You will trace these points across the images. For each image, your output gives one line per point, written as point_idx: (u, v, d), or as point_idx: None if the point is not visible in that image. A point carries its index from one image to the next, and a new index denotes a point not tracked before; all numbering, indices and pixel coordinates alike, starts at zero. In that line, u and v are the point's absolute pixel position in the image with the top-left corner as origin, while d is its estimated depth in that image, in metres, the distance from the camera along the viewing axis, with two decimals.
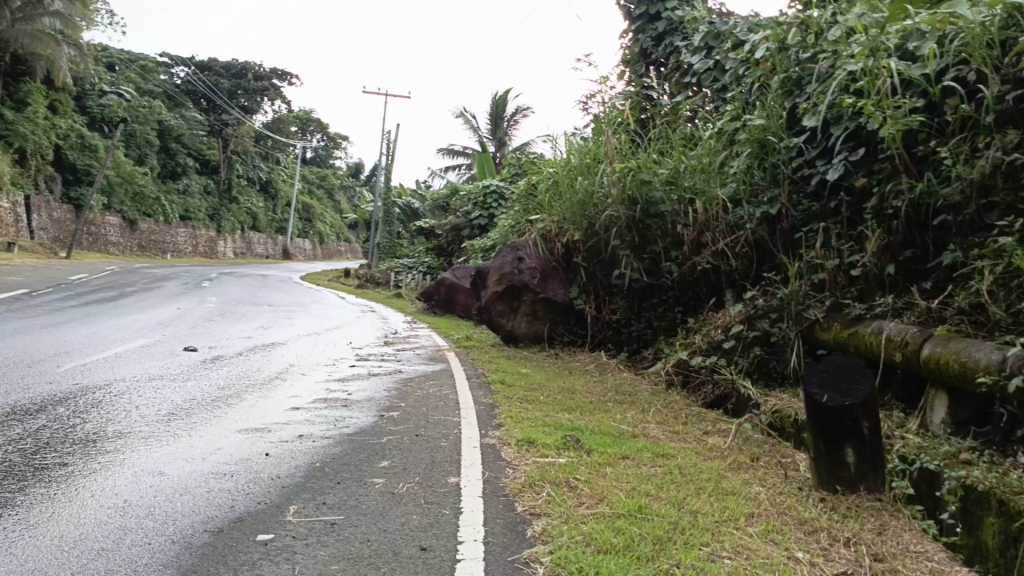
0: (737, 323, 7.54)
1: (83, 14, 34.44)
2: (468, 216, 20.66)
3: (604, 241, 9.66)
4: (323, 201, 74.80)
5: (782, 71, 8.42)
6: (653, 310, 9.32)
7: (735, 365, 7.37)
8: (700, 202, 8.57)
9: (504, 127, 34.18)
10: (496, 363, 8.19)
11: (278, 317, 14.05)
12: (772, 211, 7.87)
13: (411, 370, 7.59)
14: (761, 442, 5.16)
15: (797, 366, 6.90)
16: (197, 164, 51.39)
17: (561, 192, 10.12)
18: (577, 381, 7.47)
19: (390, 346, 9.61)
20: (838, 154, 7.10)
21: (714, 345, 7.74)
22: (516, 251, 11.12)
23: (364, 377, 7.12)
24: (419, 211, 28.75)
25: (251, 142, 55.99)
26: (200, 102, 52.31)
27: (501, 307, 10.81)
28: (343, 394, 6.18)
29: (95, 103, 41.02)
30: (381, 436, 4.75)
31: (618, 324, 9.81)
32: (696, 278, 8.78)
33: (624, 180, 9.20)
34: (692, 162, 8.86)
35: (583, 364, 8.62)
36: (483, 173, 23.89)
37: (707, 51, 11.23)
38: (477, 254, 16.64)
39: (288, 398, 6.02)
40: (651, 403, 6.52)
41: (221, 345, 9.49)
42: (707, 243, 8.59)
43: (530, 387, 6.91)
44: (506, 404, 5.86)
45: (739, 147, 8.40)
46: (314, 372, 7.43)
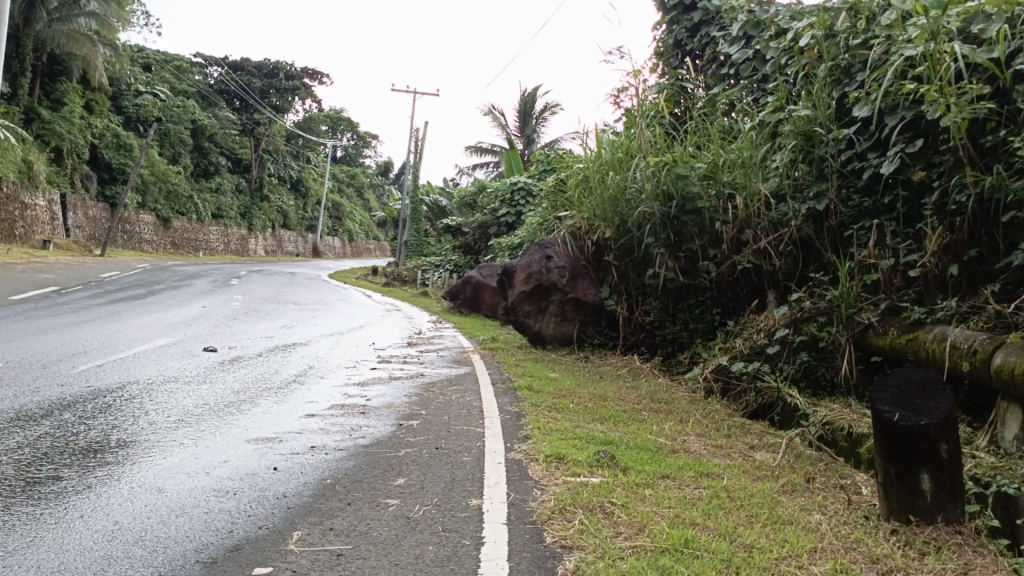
0: (781, 327, 7.06)
1: (121, 16, 34.63)
2: (496, 214, 20.28)
3: (637, 239, 9.20)
4: (352, 200, 75.01)
5: (830, 59, 7.93)
6: (689, 312, 8.86)
7: (780, 372, 6.90)
8: (741, 198, 8.11)
9: (533, 124, 33.77)
10: (525, 366, 7.79)
11: (301, 316, 13.77)
12: (818, 208, 7.40)
13: (434, 374, 7.22)
14: (813, 459, 4.70)
15: (848, 374, 6.41)
16: (229, 162, 51.69)
17: (592, 187, 9.70)
18: (609, 388, 7.04)
19: (414, 347, 9.27)
20: (894, 146, 6.61)
21: (756, 350, 7.26)
22: (544, 249, 10.67)
23: (384, 381, 6.78)
24: (447, 209, 28.46)
25: (281, 141, 56.23)
26: (231, 101, 52.59)
27: (529, 308, 10.40)
28: (361, 399, 5.83)
29: (128, 103, 41.35)
30: (399, 449, 4.39)
31: (652, 326, 9.36)
32: (736, 278, 8.30)
33: (659, 174, 8.71)
34: (731, 156, 8.40)
35: (615, 368, 8.18)
36: (511, 171, 23.51)
37: (745, 41, 10.73)
38: (504, 252, 16.27)
39: (303, 404, 5.69)
40: (690, 414, 6.07)
41: (241, 345, 9.21)
42: (747, 242, 8.12)
43: (560, 393, 6.51)
44: (534, 413, 5.46)
45: (784, 140, 7.92)
46: (333, 375, 7.10)
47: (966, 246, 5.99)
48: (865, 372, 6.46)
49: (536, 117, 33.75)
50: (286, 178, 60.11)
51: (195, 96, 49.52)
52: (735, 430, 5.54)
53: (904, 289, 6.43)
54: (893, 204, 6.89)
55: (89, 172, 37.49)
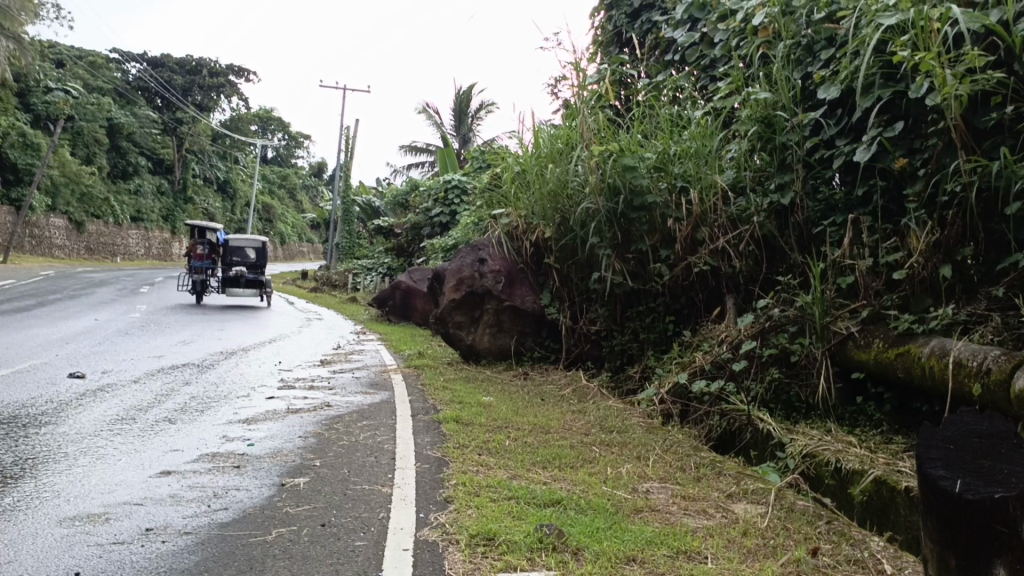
0: (746, 338, 6.11)
1: (27, 10, 31.91)
2: (428, 214, 19.06)
3: (580, 239, 8.12)
4: (283, 202, 72.48)
5: (790, 36, 7.09)
6: (639, 320, 7.82)
7: (748, 392, 5.94)
8: (696, 190, 7.19)
9: (468, 123, 32.64)
10: (455, 389, 6.67)
11: (207, 329, 12.29)
12: (784, 202, 6.56)
13: (343, 402, 6.04)
14: (811, 517, 3.72)
15: (827, 395, 5.55)
16: (149, 163, 48.89)
17: (529, 181, 8.64)
18: (551, 415, 6.00)
19: (326, 367, 8.07)
20: (872, 129, 5.79)
21: (715, 365, 6.29)
22: (477, 251, 9.45)
23: (279, 416, 5.56)
24: (379, 209, 27.05)
25: (206, 140, 53.64)
26: (151, 100, 49.84)
27: (459, 318, 9.15)
28: (242, 446, 4.63)
29: (36, 101, 38.49)
30: (272, 530, 3.25)
31: (598, 337, 8.28)
32: (690, 282, 7.34)
33: (604, 166, 7.70)
34: (683, 144, 7.48)
35: (558, 388, 7.14)
36: (445, 170, 22.35)
37: (691, 24, 9.83)
38: (437, 255, 15.09)
39: (164, 454, 4.47)
40: (648, 448, 5.08)
41: (119, 369, 7.81)
42: (704, 241, 7.20)
43: (494, 426, 5.42)
44: (460, 457, 4.37)
45: (742, 127, 7.05)
46: (216, 408, 5.85)
47: (960, 244, 5.18)
48: (845, 392, 5.62)
49: (470, 115, 32.64)
50: (213, 179, 57.45)
51: (112, 94, 46.66)
52: (704, 470, 4.56)
53: (887, 293, 5.59)
54: (869, 197, 6.07)
55: None
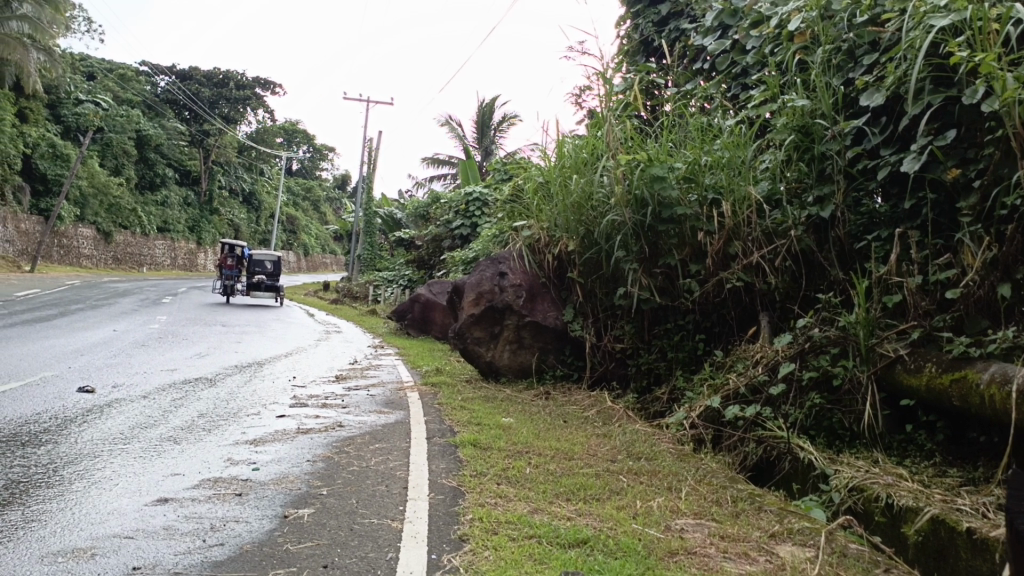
0: (784, 359, 5.73)
1: (59, 23, 32.21)
2: (449, 226, 18.84)
3: (605, 253, 7.76)
4: (306, 213, 72.73)
5: (829, 42, 6.75)
6: (667, 338, 7.41)
7: (786, 417, 5.55)
8: (729, 202, 6.84)
9: (491, 135, 32.46)
10: (473, 410, 6.34)
11: (220, 341, 12.04)
12: (823, 215, 6.24)
13: (354, 422, 5.74)
14: (866, 564, 3.35)
15: (873, 423, 5.16)
16: (175, 174, 49.27)
17: (552, 192, 8.33)
18: (574, 439, 5.65)
19: (341, 383, 7.78)
20: (922, 137, 5.45)
21: (749, 388, 5.90)
22: (497, 264, 9.13)
23: (287, 437, 5.26)
24: (400, 221, 26.86)
25: (231, 152, 54.02)
26: (179, 112, 50.31)
27: (478, 333, 8.76)
28: (245, 471, 4.33)
29: (68, 112, 38.88)
30: (269, 571, 2.95)
31: (623, 355, 7.82)
32: (722, 299, 6.95)
33: (631, 176, 7.36)
34: (715, 154, 7.15)
35: (582, 409, 6.78)
36: (467, 182, 22.14)
37: (722, 32, 9.49)
38: (457, 267, 14.80)
39: (162, 479, 4.17)
40: (680, 479, 4.71)
41: (128, 383, 7.56)
42: (737, 255, 6.83)
43: (514, 450, 5.09)
44: (479, 487, 4.06)
45: (778, 136, 6.72)
46: (223, 427, 5.57)
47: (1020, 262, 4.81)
48: (892, 420, 5.23)
49: (493, 128, 32.49)
50: (238, 191, 57.91)
51: (141, 106, 47.10)
52: (743, 507, 4.18)
53: (938, 313, 5.22)
54: (917, 210, 5.72)
55: (23, 183, 34.95)
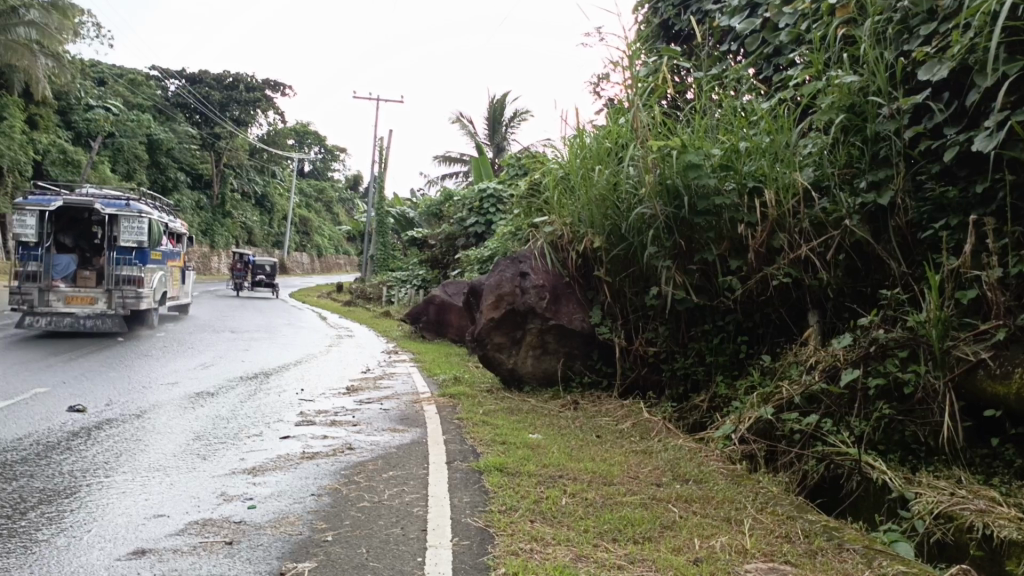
0: (845, 364, 5.11)
1: (67, 28, 31.79)
2: (463, 224, 18.27)
3: (636, 248, 7.16)
4: (319, 214, 72.37)
5: (879, 11, 6.11)
6: (705, 340, 6.79)
7: (851, 429, 4.93)
8: (772, 190, 6.21)
9: (502, 131, 31.90)
10: (497, 425, 5.76)
11: (227, 350, 11.47)
12: (881, 202, 5.63)
13: (364, 444, 5.17)
14: None
15: (953, 436, 4.54)
16: (187, 178, 48.97)
17: (575, 185, 7.73)
18: (611, 459, 5.04)
19: (351, 396, 7.23)
20: (998, 111, 4.85)
21: (805, 397, 5.29)
22: (517, 264, 8.39)
23: (290, 464, 4.71)
24: (413, 220, 26.31)
25: (242, 154, 53.71)
26: (189, 116, 50.04)
27: (498, 339, 8.11)
28: (239, 513, 3.78)
29: (78, 118, 38.61)
30: None
31: (657, 359, 7.21)
32: (767, 297, 6.34)
33: (662, 164, 6.75)
34: (754, 138, 6.52)
35: (615, 422, 6.17)
36: (480, 179, 21.56)
37: (750, 10, 8.85)
38: (472, 267, 14.22)
39: (145, 525, 3.63)
40: (737, 508, 4.11)
41: (122, 401, 7.02)
42: (782, 248, 6.20)
43: (545, 474, 4.52)
44: (511, 528, 3.50)
45: (824, 116, 6.10)
46: (220, 452, 5.04)
47: None
48: (973, 433, 4.61)
49: (504, 124, 31.91)
50: (251, 194, 57.66)
51: (151, 111, 46.73)
52: (819, 546, 3.58)
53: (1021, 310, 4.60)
54: (990, 194, 5.10)
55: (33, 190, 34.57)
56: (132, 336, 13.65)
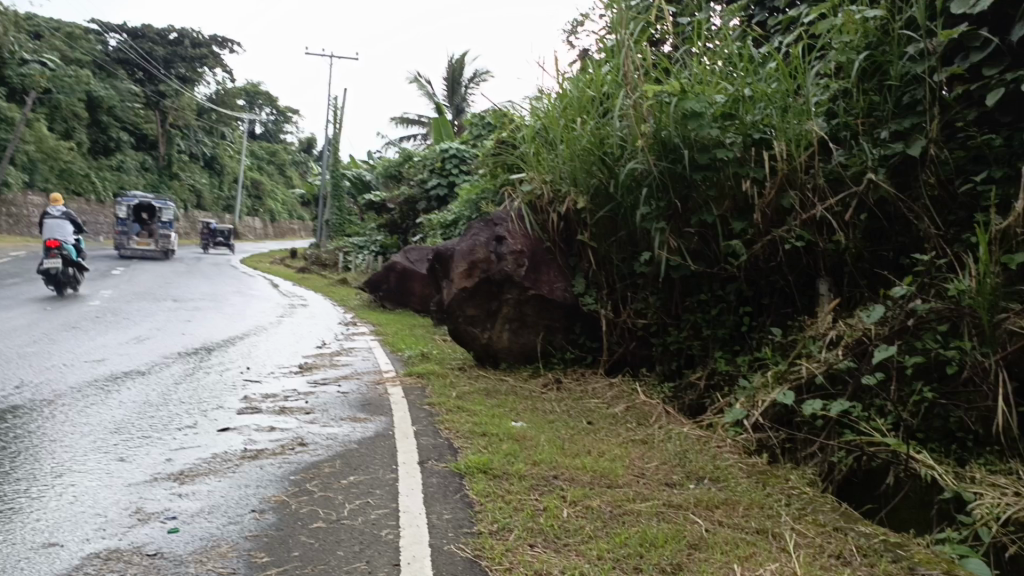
0: (876, 341, 4.43)
1: None
2: (424, 186, 17.33)
3: (627, 208, 6.45)
4: (272, 178, 70.09)
5: None
6: (703, 311, 6.08)
7: (885, 415, 4.26)
8: (783, 142, 5.53)
9: (461, 92, 30.77)
10: (474, 413, 5.00)
11: (168, 322, 10.43)
12: (911, 153, 4.99)
13: (319, 438, 4.35)
14: None
15: (1008, 423, 3.89)
16: (133, 138, 46.60)
17: (557, 137, 6.95)
18: (610, 453, 4.32)
19: (303, 375, 6.39)
20: None
21: (827, 377, 4.64)
22: (493, 226, 7.52)
23: (228, 467, 3.87)
24: (370, 183, 25.22)
25: (190, 114, 51.39)
26: (133, 73, 47.55)
27: (471, 311, 7.30)
28: (158, 540, 2.95)
29: (12, 73, 36.11)
30: None
31: (647, 332, 6.49)
32: (776, 263, 5.64)
33: (658, 113, 6.01)
34: (761, 84, 5.82)
35: (605, 405, 5.44)
36: (440, 139, 20.55)
37: None
38: (435, 231, 13.37)
39: (30, 559, 2.78)
40: (772, 519, 3.41)
41: (37, 383, 6.07)
42: (794, 207, 5.52)
43: (538, 475, 3.79)
44: (509, 561, 2.76)
45: (840, 58, 5.43)
46: (143, 452, 4.17)
47: None
48: None
49: (464, 84, 30.78)
50: (200, 155, 55.29)
51: (92, 67, 43.98)
52: (883, 571, 2.91)
53: None
54: None
55: None
56: (65, 305, 12.52)
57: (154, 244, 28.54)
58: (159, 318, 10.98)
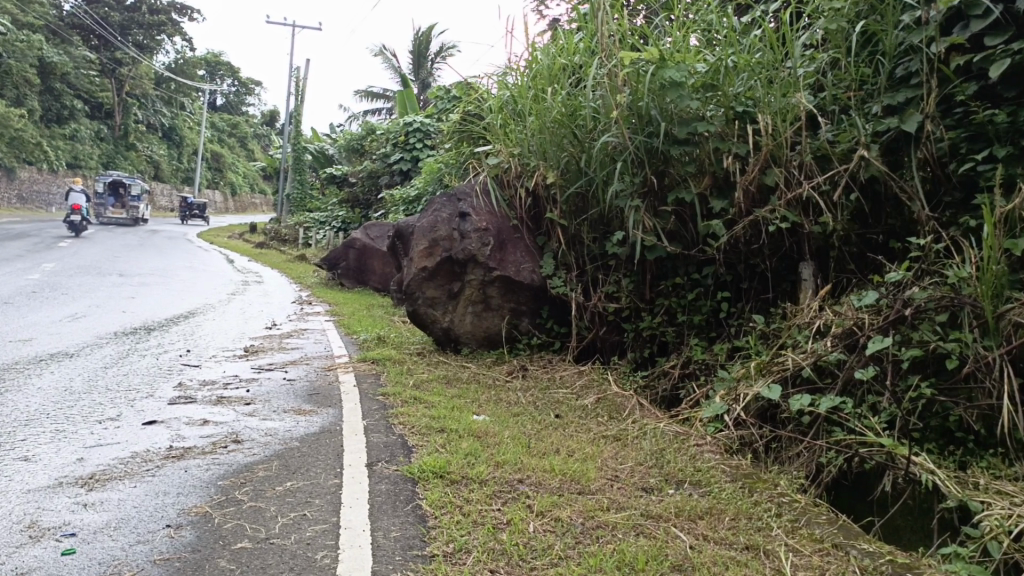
0: (869, 332, 4.08)
1: None
2: (387, 161, 16.75)
3: (600, 184, 6.04)
4: (233, 150, 68.39)
5: None
6: (678, 296, 5.71)
7: (878, 412, 3.93)
8: (767, 115, 5.15)
9: (428, 66, 30.05)
10: (431, 405, 4.57)
11: (108, 298, 9.77)
12: (907, 129, 4.65)
13: (256, 435, 3.88)
14: None
15: (1012, 422, 3.58)
16: (87, 106, 44.82)
17: (527, 108, 6.51)
18: (580, 452, 3.93)
19: (247, 360, 5.89)
20: None
21: (814, 368, 4.29)
22: (457, 201, 7.06)
23: (148, 469, 3.39)
24: (332, 157, 24.50)
25: (148, 83, 49.62)
26: (87, 38, 45.52)
27: (432, 293, 6.83)
28: (48, 565, 2.48)
29: None
30: None
31: (619, 316, 6.11)
32: (758, 246, 5.28)
33: (636, 82, 5.60)
34: (746, 53, 5.43)
35: (575, 397, 5.05)
36: (405, 113, 19.90)
37: None
38: (398, 207, 12.84)
39: None
40: (761, 533, 3.04)
41: None
42: (778, 185, 5.15)
43: (502, 480, 3.38)
44: None
45: (831, 26, 5.04)
46: (51, 449, 3.66)
47: None
48: None
49: (430, 59, 30.05)
50: (158, 126, 53.52)
51: (46, 30, 41.77)
52: None
53: None
54: None
55: None
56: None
57: (128, 213, 33.56)
58: (100, 293, 10.29)
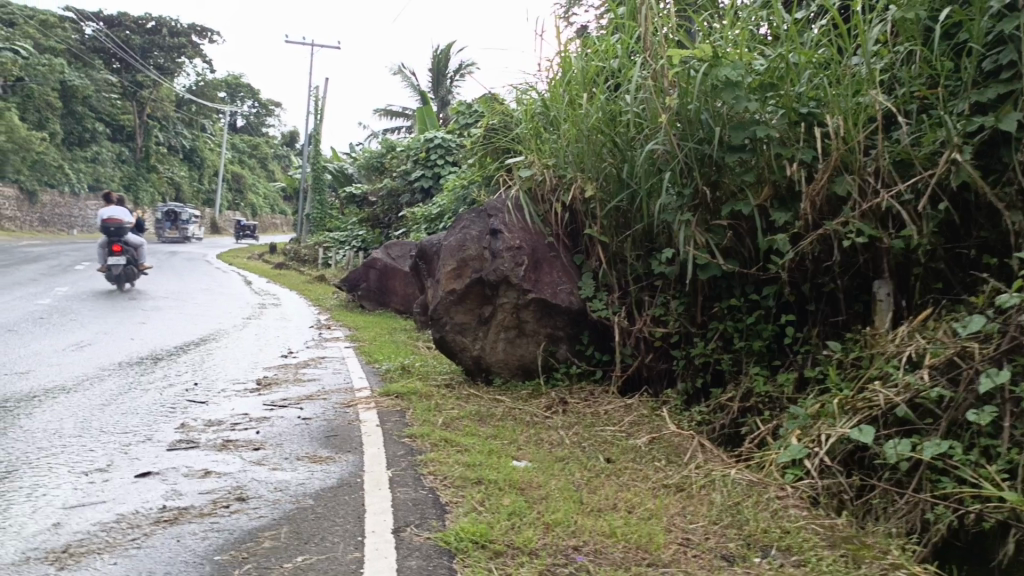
0: (978, 364, 3.47)
1: None
2: (408, 178, 16.32)
3: (643, 197, 5.47)
4: (254, 171, 68.65)
5: None
6: (735, 320, 5.11)
7: (994, 460, 3.32)
8: (837, 116, 4.57)
9: (447, 84, 29.77)
10: (465, 449, 4.01)
11: (119, 324, 9.32)
12: (1005, 128, 4.05)
13: (263, 491, 3.33)
14: None
15: None
16: (109, 129, 45.00)
17: (562, 116, 5.98)
18: (642, 508, 3.34)
19: (259, 394, 5.37)
20: None
21: (909, 406, 3.69)
22: (487, 217, 6.52)
23: (134, 539, 2.84)
24: (351, 176, 24.18)
25: (169, 106, 49.87)
26: (110, 62, 45.82)
27: (461, 318, 6.28)
28: None
29: None
30: None
31: (667, 343, 5.51)
32: (828, 264, 4.68)
33: (685, 84, 5.04)
34: (810, 48, 4.86)
35: (625, 437, 4.46)
36: (424, 130, 19.48)
37: None
38: (420, 225, 12.35)
39: None
40: None
41: None
42: (851, 195, 4.55)
43: (555, 550, 2.81)
44: None
45: (907, 15, 4.45)
46: (24, 510, 3.12)
47: None
48: None
49: (449, 76, 29.76)
50: (179, 148, 53.75)
51: (68, 55, 41.88)
52: None
53: None
54: None
55: None
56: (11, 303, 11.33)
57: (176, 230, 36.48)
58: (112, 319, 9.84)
